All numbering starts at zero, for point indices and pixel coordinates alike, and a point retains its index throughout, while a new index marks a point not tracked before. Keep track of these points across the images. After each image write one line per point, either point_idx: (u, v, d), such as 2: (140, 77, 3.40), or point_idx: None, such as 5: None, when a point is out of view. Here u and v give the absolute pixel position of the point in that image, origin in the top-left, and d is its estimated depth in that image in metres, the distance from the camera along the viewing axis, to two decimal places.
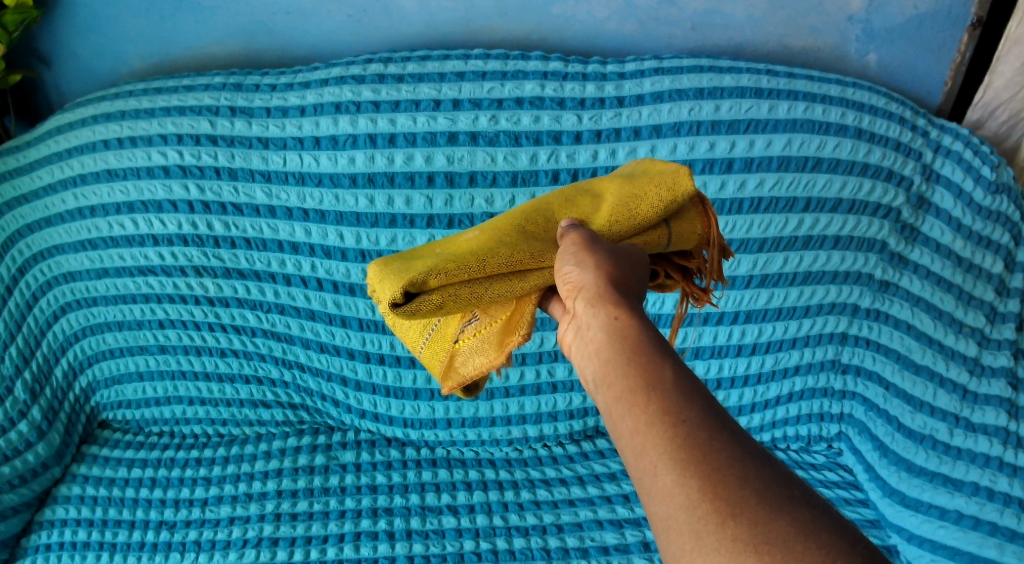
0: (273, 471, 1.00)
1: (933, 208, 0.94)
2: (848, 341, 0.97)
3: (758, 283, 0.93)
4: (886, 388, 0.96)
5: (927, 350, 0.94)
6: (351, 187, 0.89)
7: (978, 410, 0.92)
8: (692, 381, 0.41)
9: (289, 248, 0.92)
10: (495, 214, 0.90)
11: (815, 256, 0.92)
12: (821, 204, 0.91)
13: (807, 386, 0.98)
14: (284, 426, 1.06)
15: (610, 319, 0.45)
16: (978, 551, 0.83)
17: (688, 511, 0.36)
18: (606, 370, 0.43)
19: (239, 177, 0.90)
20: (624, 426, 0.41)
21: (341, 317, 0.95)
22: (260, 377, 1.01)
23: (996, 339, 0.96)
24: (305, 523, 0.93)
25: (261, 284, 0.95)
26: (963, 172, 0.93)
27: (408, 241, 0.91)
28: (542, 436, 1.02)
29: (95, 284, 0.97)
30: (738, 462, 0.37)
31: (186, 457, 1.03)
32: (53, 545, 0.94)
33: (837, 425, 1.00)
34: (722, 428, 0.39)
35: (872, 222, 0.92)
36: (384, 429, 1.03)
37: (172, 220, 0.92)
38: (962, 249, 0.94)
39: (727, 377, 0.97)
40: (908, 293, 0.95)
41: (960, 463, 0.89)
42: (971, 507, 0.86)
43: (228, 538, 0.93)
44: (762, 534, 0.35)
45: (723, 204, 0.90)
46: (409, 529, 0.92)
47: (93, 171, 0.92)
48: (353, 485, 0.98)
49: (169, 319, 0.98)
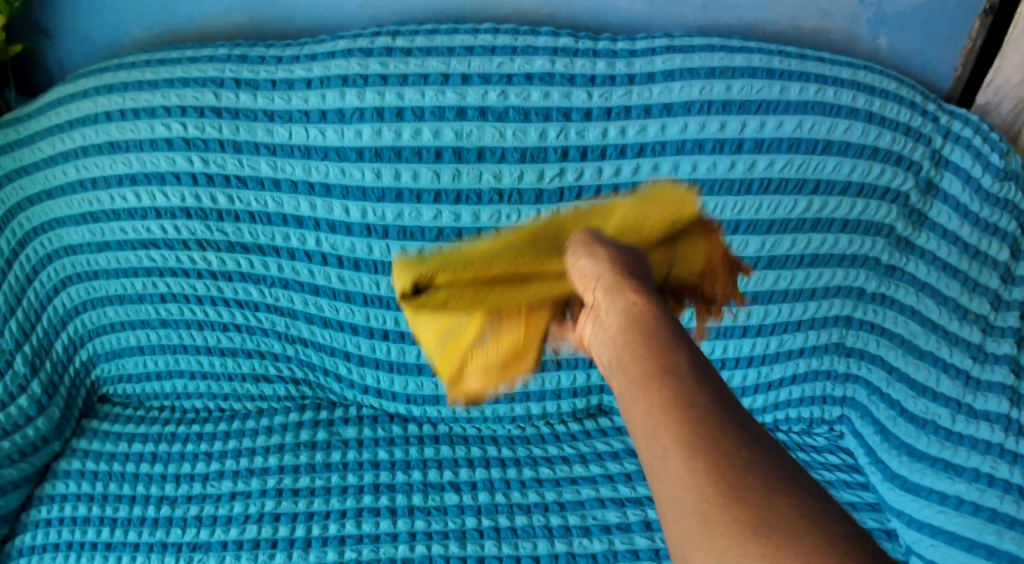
0: (274, 447, 1.00)
1: (941, 193, 0.94)
2: (853, 324, 0.98)
3: (765, 264, 0.93)
4: (889, 372, 0.97)
5: (932, 335, 0.95)
6: (358, 162, 0.89)
7: (980, 396, 0.93)
8: (707, 371, 0.41)
9: (295, 223, 0.92)
10: (503, 190, 0.90)
11: (821, 240, 0.92)
12: (830, 186, 0.90)
13: (811, 368, 0.98)
14: (286, 401, 1.06)
15: (627, 304, 0.46)
16: (977, 536, 0.84)
17: (694, 492, 0.36)
18: (623, 354, 0.44)
19: (244, 150, 0.89)
20: (636, 407, 0.41)
21: (346, 292, 0.95)
22: (262, 351, 1.02)
23: (999, 327, 0.96)
24: (307, 499, 0.94)
25: (266, 258, 0.95)
26: (971, 159, 0.93)
27: (414, 216, 0.90)
28: (545, 414, 1.02)
29: (95, 258, 0.97)
30: (749, 451, 0.37)
31: (188, 431, 1.03)
32: (53, 520, 0.94)
33: (839, 409, 1.01)
34: (736, 419, 0.39)
35: (881, 206, 0.92)
36: (386, 406, 1.03)
37: (175, 193, 0.91)
38: (968, 235, 0.94)
39: (732, 357, 0.97)
40: (914, 278, 0.96)
41: (961, 449, 0.90)
42: (971, 493, 0.87)
43: (229, 514, 0.93)
44: (767, 522, 0.35)
45: (733, 184, 0.89)
46: (411, 506, 0.93)
47: (94, 144, 0.91)
48: (356, 461, 0.98)
49: (171, 293, 0.98)
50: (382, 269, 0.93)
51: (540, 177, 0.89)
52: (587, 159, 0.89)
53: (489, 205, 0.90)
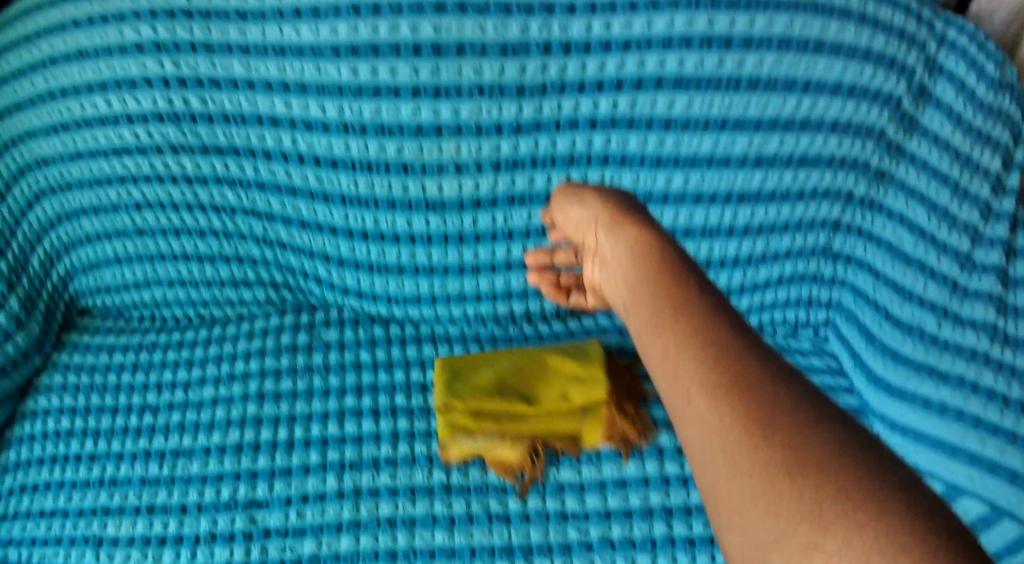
0: (256, 351, 1.02)
1: (933, 98, 0.93)
2: (842, 229, 0.99)
3: (753, 163, 0.93)
4: (875, 277, 0.98)
5: (920, 242, 0.95)
6: (334, 59, 0.86)
7: (967, 304, 0.94)
8: (719, 312, 0.45)
9: (270, 122, 0.91)
10: (484, 86, 0.88)
11: (811, 139, 0.92)
12: (820, 86, 0.90)
13: (797, 270, 1.01)
14: (267, 306, 1.07)
15: (624, 238, 0.52)
16: (961, 442, 0.89)
17: (723, 435, 0.40)
18: (639, 303, 0.48)
19: (215, 52, 0.87)
20: (658, 354, 0.45)
21: (324, 193, 0.95)
22: (241, 256, 1.02)
23: (988, 237, 0.95)
24: (290, 402, 0.97)
25: (240, 160, 0.94)
26: (966, 67, 0.92)
27: (393, 112, 0.89)
28: (528, 312, 1.04)
29: (70, 167, 0.97)
30: (770, 389, 0.41)
31: (167, 340, 1.05)
32: (38, 435, 0.99)
33: (825, 312, 1.04)
34: (756, 359, 0.42)
35: (871, 110, 0.92)
36: (367, 307, 1.05)
37: (147, 96, 0.90)
38: (960, 142, 0.93)
39: (717, 259, 0.98)
40: (903, 184, 0.96)
41: (947, 355, 0.93)
42: (956, 400, 0.91)
43: (211, 420, 0.97)
44: (796, 457, 0.38)
45: (721, 81, 0.88)
46: (394, 407, 0.97)
47: (63, 53, 0.89)
48: (339, 363, 1.01)
49: (145, 200, 0.98)
50: (361, 168, 0.93)
51: (522, 72, 0.87)
52: (571, 55, 0.86)
53: (469, 99, 0.88)
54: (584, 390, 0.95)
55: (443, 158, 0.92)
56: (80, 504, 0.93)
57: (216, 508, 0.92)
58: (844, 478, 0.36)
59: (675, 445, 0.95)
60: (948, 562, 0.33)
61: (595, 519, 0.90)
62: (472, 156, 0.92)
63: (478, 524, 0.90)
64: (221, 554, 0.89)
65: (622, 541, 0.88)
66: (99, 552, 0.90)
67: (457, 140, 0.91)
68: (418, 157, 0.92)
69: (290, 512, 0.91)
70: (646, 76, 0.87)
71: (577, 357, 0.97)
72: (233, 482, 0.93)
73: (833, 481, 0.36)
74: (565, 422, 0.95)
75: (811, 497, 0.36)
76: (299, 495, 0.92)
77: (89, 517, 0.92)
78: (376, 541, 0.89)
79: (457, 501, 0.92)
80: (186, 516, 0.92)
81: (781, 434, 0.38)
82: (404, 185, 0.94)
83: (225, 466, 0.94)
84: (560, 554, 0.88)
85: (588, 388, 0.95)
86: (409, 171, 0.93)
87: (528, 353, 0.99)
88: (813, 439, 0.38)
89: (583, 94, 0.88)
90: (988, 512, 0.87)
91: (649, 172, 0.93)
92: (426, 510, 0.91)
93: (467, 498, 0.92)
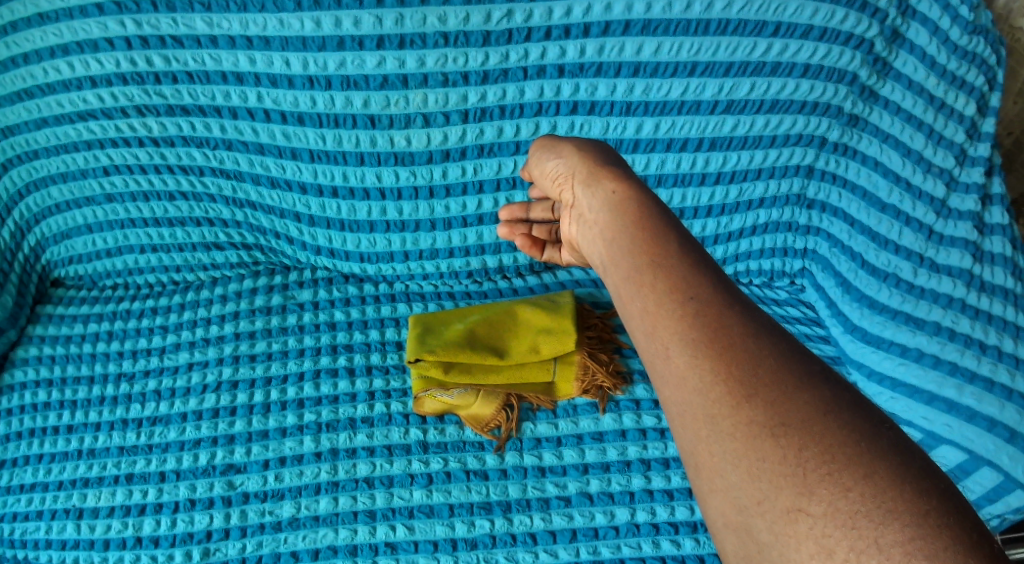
0: (230, 314, 1.05)
1: (907, 43, 0.92)
2: (815, 176, 0.99)
3: (724, 109, 0.93)
4: (851, 225, 1.00)
5: (895, 189, 0.97)
6: (296, 11, 0.84)
7: (942, 251, 0.97)
8: (698, 266, 0.44)
9: (234, 79, 0.89)
10: (449, 34, 0.86)
11: (783, 84, 0.91)
12: (791, 30, 0.88)
13: (772, 219, 1.01)
14: (239, 269, 1.09)
15: (603, 193, 0.51)
16: (937, 389, 0.91)
17: (703, 394, 0.40)
18: (617, 260, 0.48)
19: (177, 9, 0.84)
20: (636, 311, 0.45)
21: (291, 150, 0.95)
22: (211, 218, 1.03)
23: (963, 182, 0.98)
24: (265, 364, 1.01)
25: (207, 119, 0.93)
26: (939, 10, 0.91)
27: (358, 64, 0.87)
28: (502, 267, 1.06)
29: (34, 137, 0.96)
30: (750, 344, 0.41)
31: (143, 307, 1.07)
32: (16, 409, 1.01)
33: (800, 261, 1.05)
34: (736, 314, 0.42)
35: (844, 52, 0.89)
36: (340, 265, 1.06)
37: (110, 58, 0.88)
38: (935, 87, 0.94)
39: (691, 207, 1.00)
40: (877, 129, 0.96)
41: (923, 303, 0.95)
42: (932, 346, 0.93)
43: (188, 385, 1.01)
44: (777, 416, 0.38)
45: (690, 24, 0.86)
46: (370, 365, 1.00)
47: (23, 17, 0.86)
48: (312, 323, 1.04)
49: (113, 166, 0.98)
50: (327, 124, 0.92)
51: (487, 19, 0.85)
52: (537, 1, 0.84)
53: (434, 49, 0.87)
54: (558, 344, 0.96)
55: (410, 110, 0.92)
56: (60, 477, 0.96)
57: (195, 474, 0.94)
58: (830, 438, 0.36)
59: (651, 397, 0.97)
60: (928, 522, 0.33)
61: (572, 473, 0.93)
62: (440, 106, 0.92)
63: (456, 482, 0.93)
64: (200, 520, 0.92)
65: (600, 495, 0.92)
66: (80, 523, 0.93)
67: (424, 92, 0.90)
68: (384, 110, 0.91)
69: (268, 476, 0.94)
70: (614, 21, 0.86)
71: (548, 309, 0.98)
72: (211, 447, 0.96)
73: (818, 442, 0.36)
74: (540, 374, 0.97)
75: (796, 459, 0.36)
76: (276, 458, 0.95)
77: (69, 489, 0.95)
78: (354, 502, 0.92)
79: (434, 458, 0.94)
80: (165, 484, 0.94)
81: (765, 394, 0.39)
82: (372, 139, 0.94)
83: (202, 431, 0.97)
84: (538, 510, 0.91)
85: (561, 342, 0.96)
86: (376, 125, 0.93)
87: (502, 306, 1.00)
88: (798, 398, 0.38)
89: (550, 41, 0.87)
90: (966, 461, 0.88)
91: (619, 119, 0.93)
92: (403, 469, 0.93)
93: (444, 455, 0.94)
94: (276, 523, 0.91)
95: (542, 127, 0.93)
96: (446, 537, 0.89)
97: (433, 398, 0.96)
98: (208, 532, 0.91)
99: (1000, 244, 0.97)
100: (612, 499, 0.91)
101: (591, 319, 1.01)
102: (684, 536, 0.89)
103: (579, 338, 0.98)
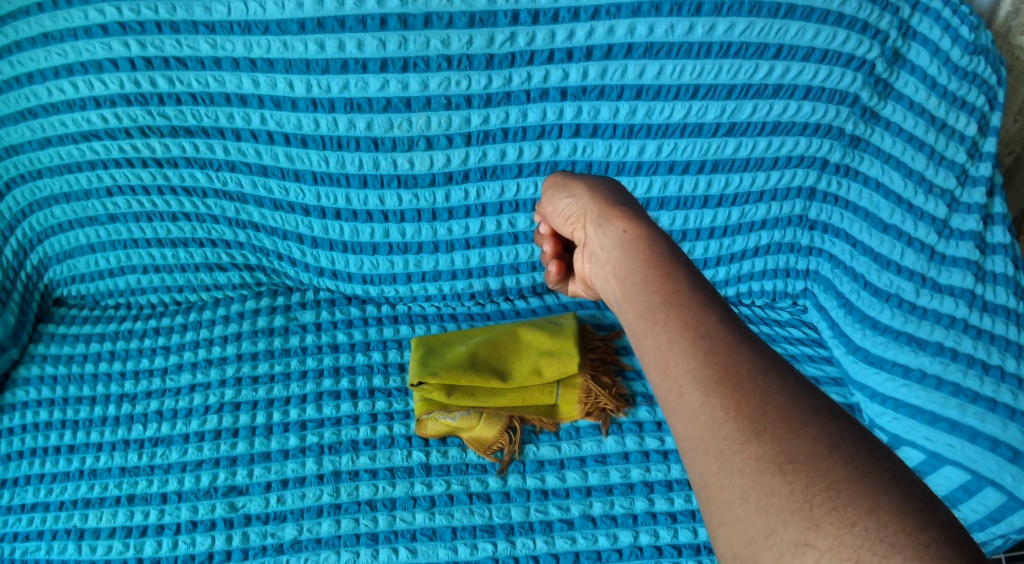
0: (232, 335, 1.05)
1: (907, 64, 0.93)
2: (817, 198, 1.00)
3: (725, 131, 0.94)
4: (853, 246, 1.00)
5: (896, 209, 0.97)
6: (300, 34, 0.85)
7: (944, 271, 0.97)
8: (710, 304, 0.45)
9: (238, 102, 0.90)
10: (452, 57, 0.87)
11: (784, 106, 0.92)
12: (792, 52, 0.88)
13: (774, 240, 1.02)
14: (242, 289, 1.09)
15: (613, 232, 0.52)
16: (940, 410, 0.90)
17: (713, 430, 0.40)
18: (631, 297, 0.48)
19: (181, 30, 0.85)
20: (648, 349, 0.45)
21: (295, 171, 0.95)
22: (214, 239, 1.03)
23: (965, 203, 0.98)
24: (267, 386, 1.00)
25: (211, 141, 0.93)
26: (939, 31, 0.92)
27: (361, 86, 0.88)
28: (505, 289, 1.05)
29: (38, 156, 0.96)
30: (761, 382, 0.41)
31: (145, 327, 1.07)
32: (16, 429, 1.00)
33: (803, 283, 1.05)
34: (748, 352, 0.42)
35: (845, 74, 0.90)
36: (343, 288, 1.07)
37: (114, 79, 0.89)
38: (935, 108, 0.95)
39: (694, 228, 1.00)
40: (879, 150, 0.97)
41: (925, 323, 0.95)
42: (935, 366, 0.93)
43: (190, 406, 1.00)
44: (785, 453, 0.38)
45: (692, 47, 0.87)
46: (372, 387, 1.00)
47: (27, 37, 0.87)
48: (315, 344, 1.04)
49: (116, 186, 0.98)
50: (331, 146, 0.93)
51: (490, 42, 0.86)
52: (539, 24, 0.85)
53: (437, 72, 0.88)
54: (560, 367, 0.97)
55: (413, 133, 0.92)
56: (60, 497, 0.95)
57: (196, 496, 0.94)
58: (836, 474, 0.36)
59: (653, 419, 0.97)
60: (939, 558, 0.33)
61: (575, 496, 0.92)
62: (443, 129, 0.92)
63: (458, 504, 0.92)
64: (202, 542, 0.91)
65: (603, 518, 0.91)
66: (80, 544, 0.92)
67: (427, 114, 0.91)
68: (388, 132, 0.92)
69: (270, 498, 0.93)
70: (616, 44, 0.87)
71: (551, 331, 0.99)
72: (213, 468, 0.95)
73: (825, 477, 0.36)
74: (542, 397, 0.98)
75: (803, 495, 0.36)
76: (279, 480, 0.94)
77: (70, 509, 0.94)
78: (356, 525, 0.91)
79: (436, 481, 0.93)
80: (166, 505, 0.94)
81: (774, 430, 0.38)
82: (375, 161, 0.95)
83: (205, 452, 0.97)
84: (541, 533, 0.90)
85: (563, 364, 0.97)
86: (380, 147, 0.93)
87: (504, 329, 1.01)
88: (805, 433, 0.38)
89: (552, 64, 0.88)
90: (969, 480, 0.88)
91: (621, 142, 0.94)
92: (405, 492, 0.93)
93: (446, 478, 0.94)
94: (278, 545, 0.90)
95: (545, 150, 0.94)
96: (448, 560, 0.88)
97: (435, 420, 0.96)
98: (209, 553, 0.90)
99: (1002, 264, 0.97)
100: (615, 522, 0.91)
101: (593, 341, 1.02)
102: (688, 558, 0.88)
103: (582, 360, 0.99)
